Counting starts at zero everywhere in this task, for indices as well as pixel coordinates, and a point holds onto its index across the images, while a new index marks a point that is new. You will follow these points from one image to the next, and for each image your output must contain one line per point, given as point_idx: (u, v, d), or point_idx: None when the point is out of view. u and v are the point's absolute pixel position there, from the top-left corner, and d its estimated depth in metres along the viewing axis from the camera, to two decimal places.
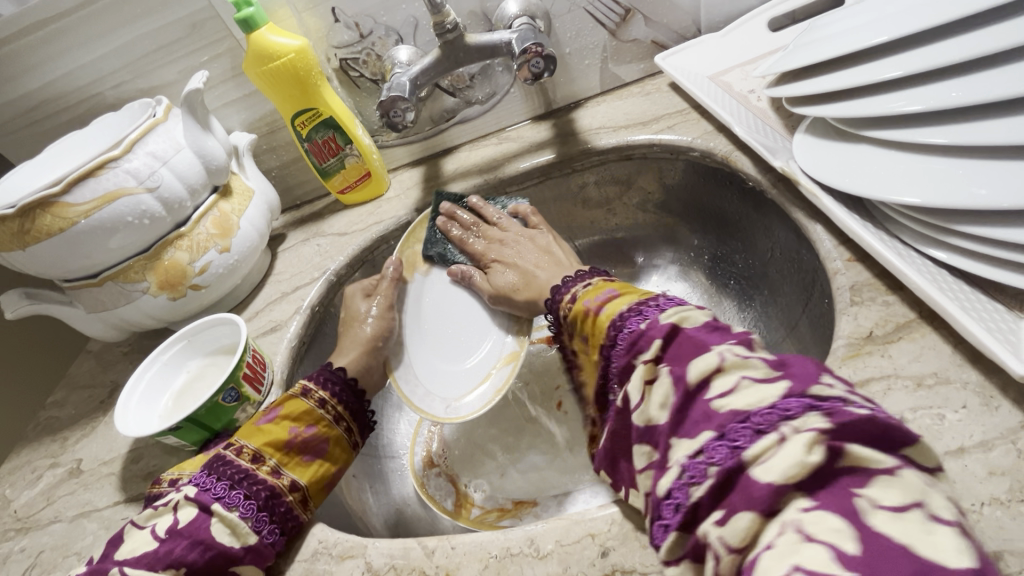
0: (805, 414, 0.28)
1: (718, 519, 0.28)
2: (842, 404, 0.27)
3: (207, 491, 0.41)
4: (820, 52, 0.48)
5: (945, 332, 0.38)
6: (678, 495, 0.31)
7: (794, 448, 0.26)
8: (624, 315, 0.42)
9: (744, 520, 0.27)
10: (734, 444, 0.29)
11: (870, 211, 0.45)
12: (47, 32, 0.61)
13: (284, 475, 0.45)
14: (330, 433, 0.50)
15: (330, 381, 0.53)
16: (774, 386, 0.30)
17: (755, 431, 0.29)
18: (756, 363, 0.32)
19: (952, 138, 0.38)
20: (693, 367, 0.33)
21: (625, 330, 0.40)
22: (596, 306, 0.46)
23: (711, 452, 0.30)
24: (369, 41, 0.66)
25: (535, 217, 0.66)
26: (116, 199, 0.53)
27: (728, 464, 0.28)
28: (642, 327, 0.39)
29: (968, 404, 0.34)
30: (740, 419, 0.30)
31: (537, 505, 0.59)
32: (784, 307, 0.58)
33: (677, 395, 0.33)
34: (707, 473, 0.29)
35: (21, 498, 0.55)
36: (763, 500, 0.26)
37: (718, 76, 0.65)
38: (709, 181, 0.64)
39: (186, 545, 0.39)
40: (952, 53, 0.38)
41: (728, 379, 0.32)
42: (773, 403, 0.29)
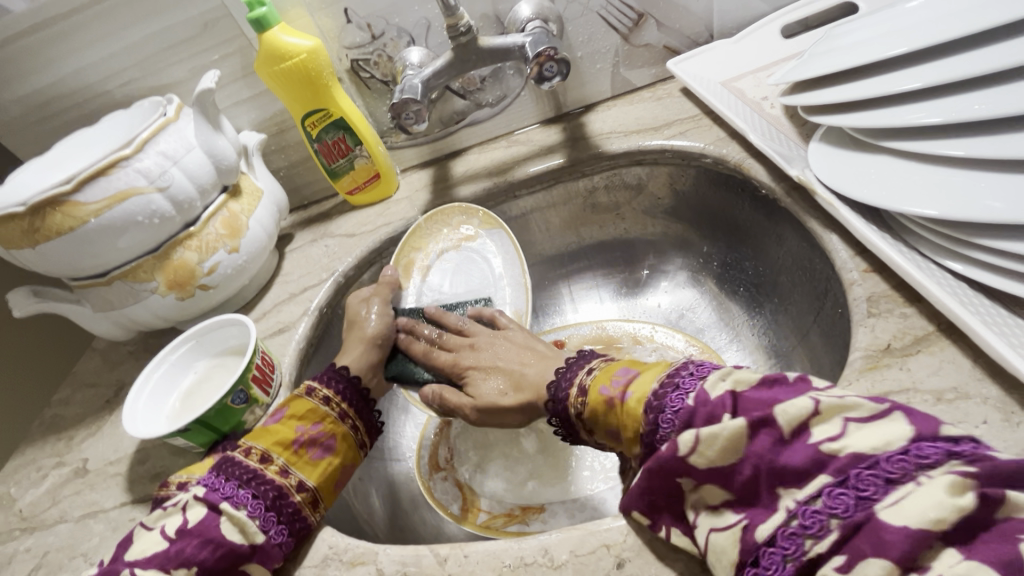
0: (945, 463, 0.27)
1: (836, 563, 0.27)
2: (980, 450, 0.27)
3: (215, 490, 0.41)
4: (837, 61, 0.48)
5: (964, 345, 0.38)
6: (785, 544, 0.28)
7: (936, 491, 0.26)
8: (655, 394, 0.37)
9: (873, 568, 0.26)
10: (863, 493, 0.27)
11: (888, 222, 0.45)
12: (58, 29, 0.61)
13: (292, 474, 0.44)
14: (337, 429, 0.49)
15: (334, 379, 0.52)
16: (890, 426, 0.29)
17: (886, 480, 0.27)
18: (855, 402, 0.30)
19: (973, 150, 0.37)
20: (783, 411, 0.31)
21: (668, 410, 0.35)
22: (618, 392, 0.41)
23: (829, 499, 0.28)
24: (380, 43, 0.66)
25: (500, 317, 0.59)
26: (127, 198, 0.52)
27: (857, 515, 0.27)
28: (691, 402, 0.35)
29: (990, 419, 0.34)
30: (866, 465, 0.28)
31: (545, 510, 0.57)
32: (794, 315, 0.58)
33: (763, 440, 0.31)
34: (827, 525, 0.28)
35: (27, 497, 0.55)
36: (900, 548, 0.25)
37: (731, 82, 0.64)
38: (720, 187, 0.64)
39: (197, 543, 0.39)
40: (974, 65, 0.38)
41: (829, 425, 0.30)
42: (903, 446, 0.28)
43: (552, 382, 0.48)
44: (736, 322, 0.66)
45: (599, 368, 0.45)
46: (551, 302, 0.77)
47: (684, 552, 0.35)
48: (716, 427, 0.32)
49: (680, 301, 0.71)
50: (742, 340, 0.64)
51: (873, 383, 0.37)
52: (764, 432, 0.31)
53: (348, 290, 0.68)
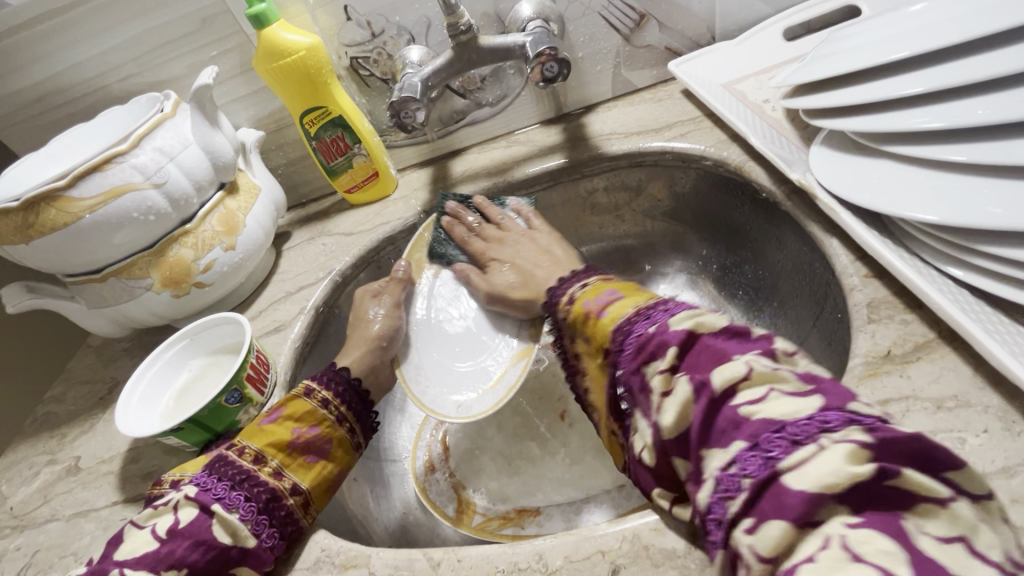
0: (845, 428, 0.27)
1: (747, 527, 0.27)
2: (884, 422, 0.27)
3: (207, 491, 0.41)
4: (839, 65, 0.48)
5: (965, 352, 0.37)
6: (717, 511, 0.29)
7: (833, 457, 0.26)
8: (629, 321, 0.40)
9: (774, 528, 0.26)
10: (767, 454, 0.28)
11: (888, 227, 0.44)
12: (56, 23, 0.60)
13: (285, 477, 0.44)
14: (334, 434, 0.49)
15: (334, 381, 0.52)
16: (807, 400, 0.29)
17: (791, 442, 0.27)
18: (786, 376, 0.30)
19: (976, 155, 0.37)
20: (716, 373, 0.31)
21: (632, 334, 0.38)
22: (597, 308, 0.44)
23: (741, 462, 0.28)
24: (380, 40, 0.65)
25: (535, 220, 0.64)
26: (122, 194, 0.52)
27: (762, 475, 0.27)
28: (650, 331, 0.37)
29: (990, 429, 0.34)
30: (775, 428, 0.28)
31: (540, 514, 0.57)
32: (793, 319, 0.57)
33: (702, 403, 0.31)
34: (740, 485, 0.28)
35: (18, 495, 0.54)
36: (796, 508, 0.26)
37: (732, 85, 0.64)
38: (721, 190, 0.63)
39: (187, 545, 0.38)
40: (978, 70, 0.38)
41: (757, 390, 0.30)
42: (812, 414, 0.28)
43: (551, 289, 0.53)
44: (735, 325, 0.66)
45: (592, 283, 0.48)
46: None
47: (679, 558, 0.34)
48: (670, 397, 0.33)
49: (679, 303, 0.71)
50: None
51: (872, 391, 0.37)
52: (702, 397, 0.31)
53: (345, 289, 0.68)
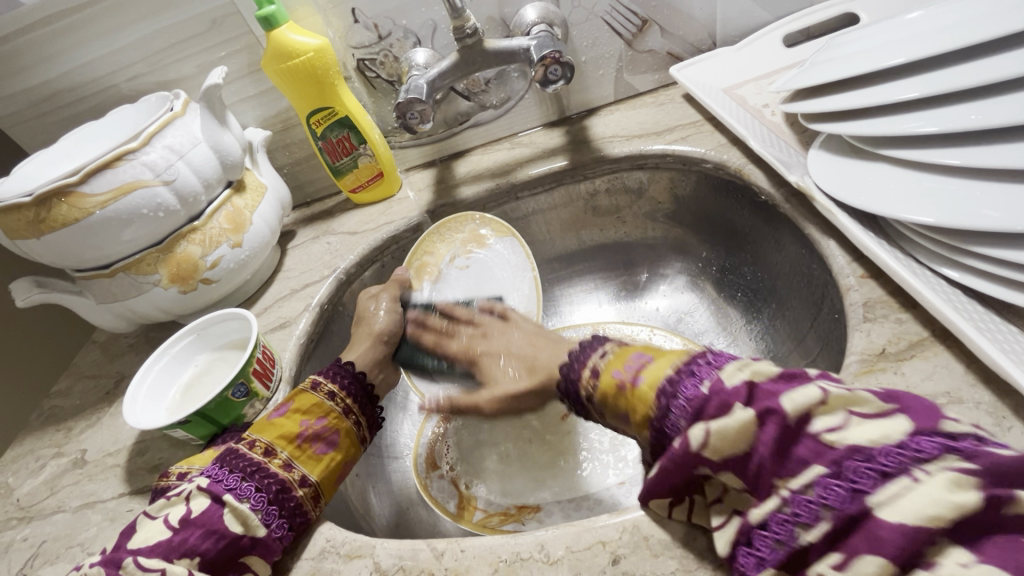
0: (942, 457, 0.27)
1: (838, 561, 0.28)
2: (981, 445, 0.27)
3: (218, 482, 0.41)
4: (836, 71, 0.49)
5: (957, 350, 0.38)
6: (779, 531, 0.30)
7: (935, 489, 0.26)
8: (672, 381, 0.36)
9: (870, 565, 0.27)
10: (856, 486, 0.28)
11: (885, 229, 0.45)
12: (68, 23, 0.61)
13: (295, 469, 0.45)
14: (341, 425, 0.49)
15: (340, 374, 0.52)
16: (894, 423, 0.29)
17: (881, 474, 0.28)
18: (866, 399, 0.30)
19: (969, 159, 0.38)
20: (789, 399, 0.31)
21: (681, 397, 0.35)
22: (631, 376, 0.39)
23: (821, 490, 0.29)
24: (387, 43, 0.66)
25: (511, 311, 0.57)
26: (133, 190, 0.53)
27: (850, 509, 0.28)
28: (705, 391, 0.34)
29: (981, 424, 0.34)
30: (864, 457, 0.28)
31: (540, 510, 0.58)
32: (791, 320, 0.58)
33: (771, 429, 0.31)
34: (819, 514, 0.29)
35: (25, 487, 0.55)
36: (896, 545, 0.26)
37: (732, 89, 0.65)
38: (721, 193, 0.64)
39: (199, 534, 0.39)
40: (971, 76, 0.39)
41: (834, 416, 0.30)
42: (904, 440, 0.28)
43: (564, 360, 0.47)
44: (734, 325, 0.67)
45: (611, 350, 0.43)
46: (550, 303, 0.77)
47: (677, 549, 0.35)
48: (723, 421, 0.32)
49: (679, 304, 0.72)
50: (738, 344, 0.65)
51: (867, 387, 0.38)
52: (771, 423, 0.31)
53: (349, 287, 0.68)
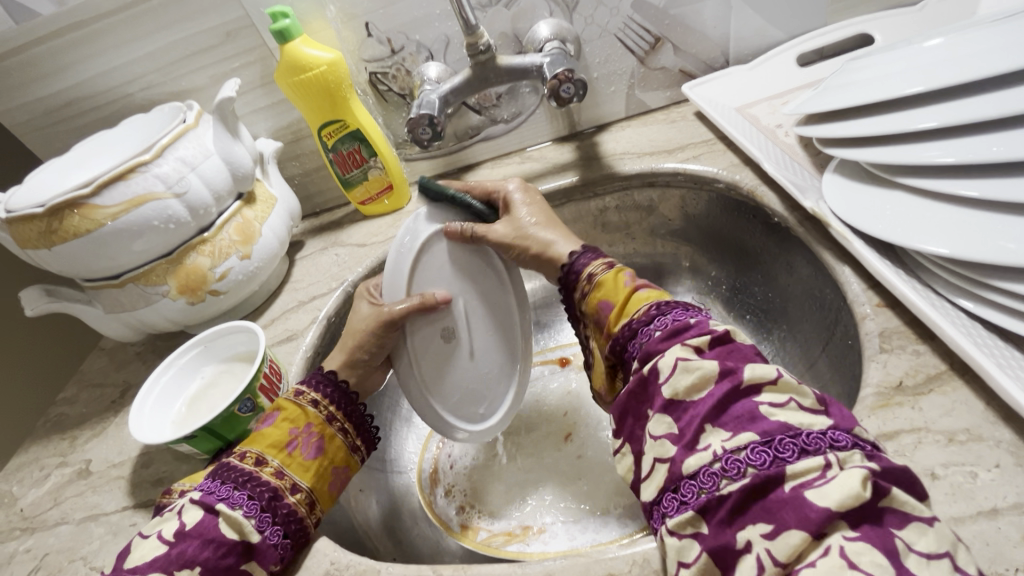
0: (850, 450, 0.30)
1: (764, 531, 0.28)
2: (879, 450, 0.30)
3: (211, 493, 0.41)
4: (852, 96, 0.49)
5: (976, 386, 0.38)
6: (705, 481, 0.31)
7: (849, 479, 0.27)
8: (670, 303, 0.41)
9: (793, 538, 0.27)
10: (782, 455, 0.30)
11: (902, 258, 0.45)
12: (85, 33, 0.62)
13: (287, 476, 0.45)
14: (326, 431, 0.49)
15: (322, 383, 0.51)
16: (818, 419, 0.32)
17: (801, 449, 0.30)
18: (806, 390, 0.33)
19: (989, 191, 0.37)
20: (751, 368, 0.33)
21: (668, 315, 0.40)
22: (636, 284, 0.45)
23: (751, 452, 0.30)
24: (399, 57, 0.66)
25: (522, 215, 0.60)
26: (145, 203, 0.53)
27: (771, 471, 0.29)
28: (691, 319, 0.38)
29: (1002, 464, 0.34)
30: (791, 434, 0.30)
31: (545, 531, 0.57)
32: (802, 343, 0.58)
33: (723, 387, 0.33)
34: (744, 471, 0.30)
35: (29, 497, 0.55)
36: (816, 521, 0.27)
37: (745, 109, 0.65)
38: (732, 213, 0.64)
39: (197, 545, 0.38)
40: (989, 107, 0.38)
41: (780, 395, 0.32)
42: (824, 431, 0.31)
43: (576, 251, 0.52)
44: None
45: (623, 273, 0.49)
46: (554, 320, 0.78)
47: None
48: (694, 363, 0.34)
49: None
50: None
51: (883, 422, 0.37)
52: (726, 381, 0.33)
53: (357, 300, 0.68)
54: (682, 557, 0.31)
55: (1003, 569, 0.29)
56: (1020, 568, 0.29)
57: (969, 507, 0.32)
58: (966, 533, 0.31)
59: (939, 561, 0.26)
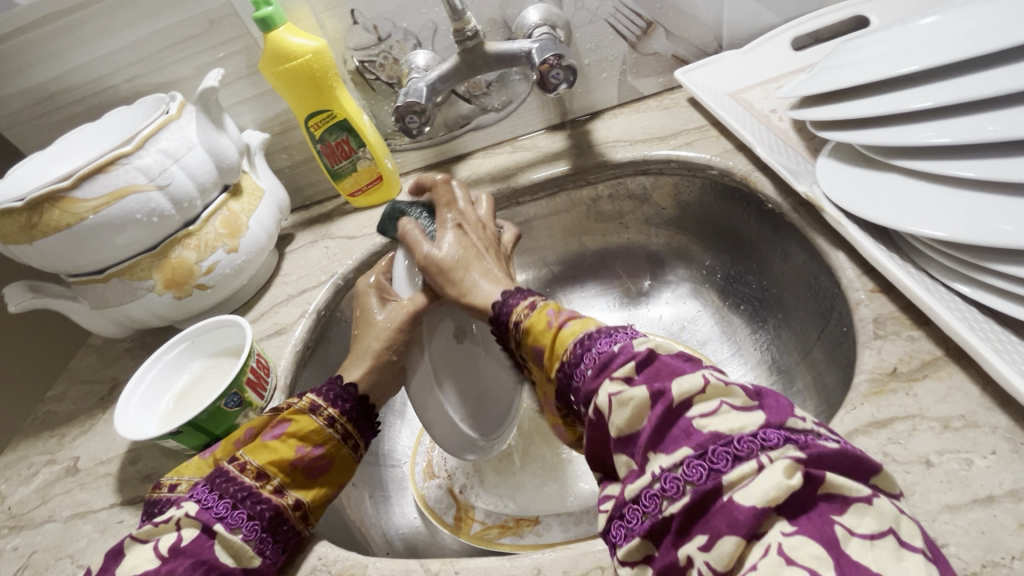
0: (782, 446, 0.29)
1: (702, 543, 0.28)
2: (813, 438, 0.29)
3: (208, 509, 0.39)
4: (845, 78, 0.48)
5: (973, 371, 0.37)
6: (648, 504, 0.30)
7: (774, 473, 0.27)
8: (591, 335, 0.39)
9: (727, 544, 0.27)
10: (715, 467, 0.29)
11: (897, 242, 0.44)
12: (65, 23, 0.61)
13: (287, 495, 0.43)
14: (337, 453, 0.47)
15: (341, 398, 0.48)
16: (752, 416, 0.30)
17: (735, 457, 0.29)
18: (737, 391, 0.31)
19: (985, 171, 0.36)
20: (677, 384, 0.32)
21: (592, 350, 0.38)
22: (560, 320, 0.42)
23: (686, 468, 0.29)
24: (386, 44, 0.65)
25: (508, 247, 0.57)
26: (127, 195, 0.52)
27: (706, 486, 0.28)
28: (613, 349, 0.36)
29: (998, 450, 0.33)
30: (723, 442, 0.29)
31: (538, 523, 0.56)
32: (797, 332, 0.57)
33: (657, 411, 0.32)
34: (683, 489, 0.29)
35: (17, 495, 0.54)
36: (746, 524, 0.26)
37: (739, 94, 0.64)
38: (725, 200, 0.63)
39: (188, 565, 0.37)
40: (985, 86, 0.37)
41: (709, 403, 0.31)
42: (756, 431, 0.29)
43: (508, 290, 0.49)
44: (737, 337, 0.65)
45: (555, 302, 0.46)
46: None
47: None
48: (625, 395, 0.33)
49: (682, 313, 0.70)
50: (743, 356, 0.63)
51: (877, 409, 0.36)
52: (657, 405, 0.32)
53: (347, 293, 0.68)
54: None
55: (998, 558, 0.29)
56: (1016, 555, 0.29)
57: (965, 494, 0.32)
58: (961, 521, 0.31)
59: (885, 540, 0.26)
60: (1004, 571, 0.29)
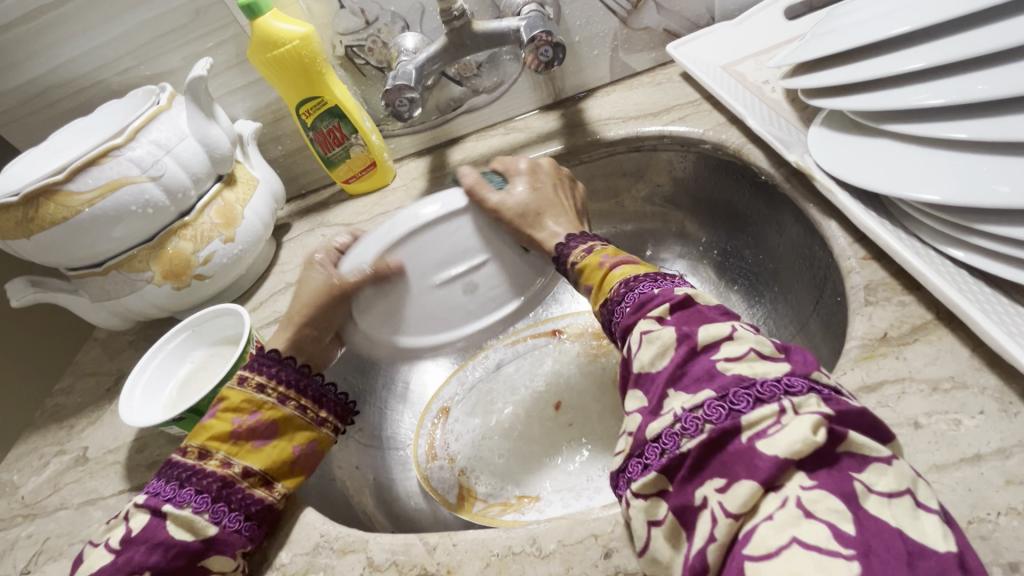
0: (806, 395, 0.30)
1: (718, 486, 0.29)
2: (837, 393, 0.30)
3: (155, 495, 0.41)
4: (836, 43, 0.47)
5: (963, 334, 0.37)
6: (666, 441, 0.31)
7: (801, 427, 0.27)
8: (637, 278, 0.42)
9: (745, 488, 0.27)
10: (735, 407, 0.30)
11: (888, 208, 0.44)
12: (52, 17, 0.60)
13: (235, 464, 0.44)
14: (278, 414, 0.48)
15: (265, 364, 0.50)
16: (776, 366, 0.32)
17: (756, 399, 0.30)
18: (767, 342, 0.33)
19: (977, 133, 0.36)
20: (704, 329, 0.35)
21: (634, 291, 0.41)
22: (610, 263, 0.45)
23: (707, 408, 0.31)
24: (374, 28, 0.65)
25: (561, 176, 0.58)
26: (119, 187, 0.52)
27: (724, 425, 0.29)
28: (654, 291, 0.39)
29: (986, 410, 0.33)
30: (745, 385, 0.31)
31: (540, 500, 0.58)
32: (794, 303, 0.57)
33: (682, 350, 0.34)
34: (701, 427, 0.30)
35: (29, 485, 0.56)
36: (766, 472, 0.27)
37: (731, 66, 0.63)
38: (720, 173, 0.63)
39: (144, 549, 0.38)
40: (976, 44, 0.37)
41: (738, 348, 0.33)
42: (779, 377, 0.31)
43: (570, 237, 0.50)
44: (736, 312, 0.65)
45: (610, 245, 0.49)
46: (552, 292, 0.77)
47: None
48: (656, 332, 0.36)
49: None
50: None
51: (866, 373, 0.36)
52: (683, 346, 0.34)
53: None
54: (653, 516, 0.31)
55: (984, 514, 0.29)
56: (1002, 511, 0.29)
57: (952, 454, 0.32)
58: (948, 479, 0.31)
59: (902, 499, 0.26)
60: (991, 527, 0.29)
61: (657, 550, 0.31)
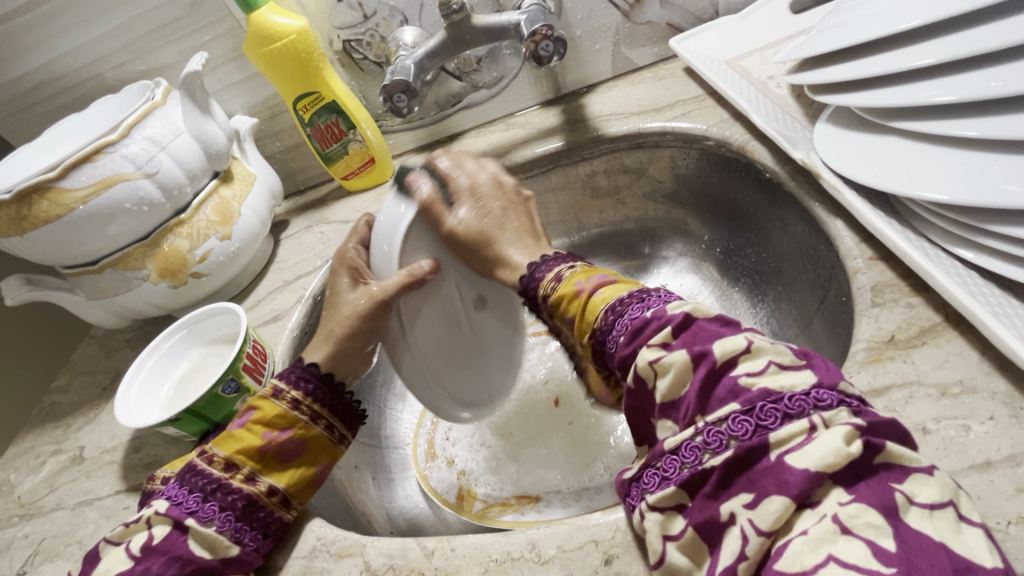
0: (836, 407, 0.29)
1: (746, 501, 0.28)
2: (865, 404, 0.29)
3: (178, 505, 0.39)
4: (843, 38, 0.46)
5: (971, 336, 0.36)
6: (687, 455, 0.30)
7: (832, 439, 0.27)
8: (623, 302, 0.39)
9: (775, 504, 0.27)
10: (762, 423, 0.29)
11: (896, 208, 0.43)
12: (46, 10, 0.60)
13: (260, 481, 0.43)
14: (308, 434, 0.46)
15: (302, 379, 0.48)
16: (802, 374, 0.30)
17: (784, 414, 0.29)
18: (785, 350, 0.32)
19: (989, 130, 0.35)
20: (720, 344, 0.32)
21: (625, 317, 0.38)
22: (589, 288, 0.43)
23: (732, 422, 0.30)
24: (372, 22, 0.64)
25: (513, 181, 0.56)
26: (114, 184, 0.51)
27: (752, 442, 0.28)
28: (647, 315, 0.36)
29: (996, 415, 0.32)
30: (772, 399, 0.30)
31: (540, 500, 0.57)
32: (797, 303, 0.56)
33: (700, 373, 0.32)
34: (727, 443, 0.29)
35: (25, 484, 0.55)
36: (797, 486, 0.27)
37: (736, 61, 0.62)
38: (723, 171, 0.62)
39: (162, 562, 0.37)
40: (988, 39, 0.36)
41: (757, 361, 0.31)
42: (807, 390, 0.29)
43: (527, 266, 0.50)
44: (737, 310, 0.64)
45: (578, 266, 0.46)
46: None
47: None
48: (665, 362, 0.33)
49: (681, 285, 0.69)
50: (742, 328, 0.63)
51: (873, 377, 0.36)
52: (701, 365, 0.32)
53: None
54: (668, 530, 0.31)
55: (995, 522, 0.29)
56: (1012, 520, 0.29)
57: (959, 461, 0.31)
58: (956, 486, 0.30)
59: (944, 511, 0.26)
60: (1000, 537, 0.28)
61: (674, 561, 0.30)
